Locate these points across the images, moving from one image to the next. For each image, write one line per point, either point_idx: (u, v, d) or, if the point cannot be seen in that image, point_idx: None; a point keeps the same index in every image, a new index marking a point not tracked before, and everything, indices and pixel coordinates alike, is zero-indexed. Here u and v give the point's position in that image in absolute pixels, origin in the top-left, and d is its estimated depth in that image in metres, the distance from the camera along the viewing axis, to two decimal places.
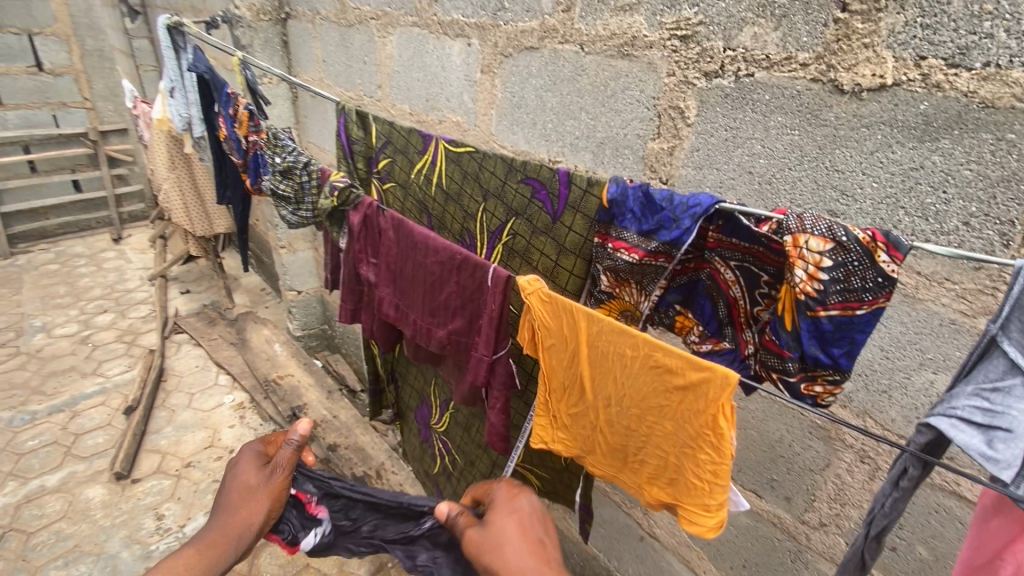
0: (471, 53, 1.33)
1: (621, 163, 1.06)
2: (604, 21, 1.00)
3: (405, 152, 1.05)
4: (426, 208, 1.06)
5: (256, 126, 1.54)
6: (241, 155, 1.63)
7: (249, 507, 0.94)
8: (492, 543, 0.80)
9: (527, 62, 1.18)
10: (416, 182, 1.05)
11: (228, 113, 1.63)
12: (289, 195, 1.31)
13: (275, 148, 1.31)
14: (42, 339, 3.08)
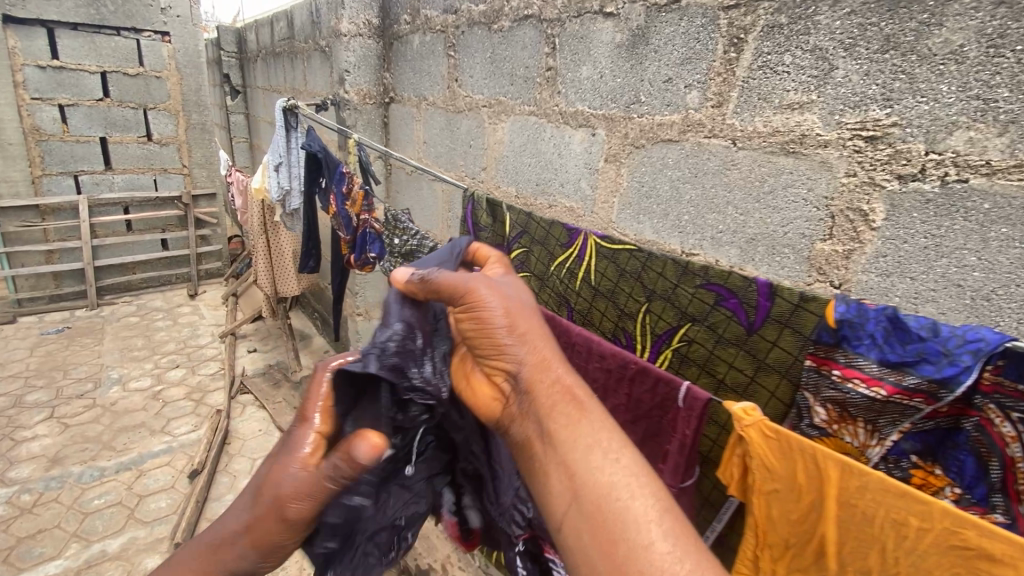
0: (595, 142, 1.32)
1: (776, 263, 0.98)
2: (765, 118, 0.96)
3: (544, 244, 1.02)
4: (565, 301, 1.00)
5: (371, 205, 1.61)
6: (348, 230, 1.69)
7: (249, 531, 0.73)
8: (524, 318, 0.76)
9: (662, 154, 1.15)
10: (554, 276, 1.01)
11: (340, 191, 1.70)
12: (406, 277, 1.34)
13: (396, 231, 1.35)
14: (117, 392, 3.14)
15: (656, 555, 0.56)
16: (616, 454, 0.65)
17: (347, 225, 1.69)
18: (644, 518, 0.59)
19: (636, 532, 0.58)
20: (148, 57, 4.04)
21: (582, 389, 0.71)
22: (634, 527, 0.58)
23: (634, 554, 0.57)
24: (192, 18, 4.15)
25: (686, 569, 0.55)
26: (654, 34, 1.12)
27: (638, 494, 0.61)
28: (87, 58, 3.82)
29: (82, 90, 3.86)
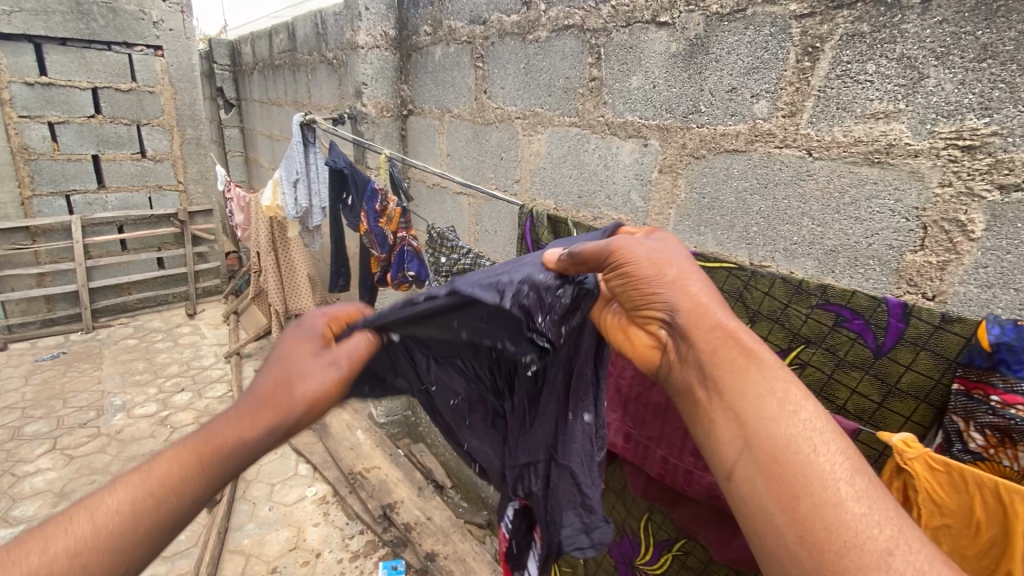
0: (647, 153, 1.29)
1: (860, 274, 0.96)
2: (845, 128, 0.94)
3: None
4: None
5: (409, 219, 1.57)
6: (384, 249, 1.63)
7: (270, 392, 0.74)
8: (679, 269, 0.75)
9: (726, 164, 1.13)
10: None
11: (370, 210, 1.65)
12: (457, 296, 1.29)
13: (445, 249, 1.30)
14: (122, 419, 3.02)
15: (850, 516, 0.54)
16: (797, 410, 0.62)
17: (383, 243, 1.64)
18: (832, 475, 0.57)
19: (824, 490, 0.56)
20: (141, 72, 3.94)
21: (750, 339, 0.67)
22: (820, 484, 0.56)
23: (823, 510, 0.55)
24: (184, 31, 4.05)
25: (886, 535, 0.52)
26: (715, 43, 1.10)
27: (821, 452, 0.58)
28: (78, 75, 3.71)
29: (73, 107, 3.75)
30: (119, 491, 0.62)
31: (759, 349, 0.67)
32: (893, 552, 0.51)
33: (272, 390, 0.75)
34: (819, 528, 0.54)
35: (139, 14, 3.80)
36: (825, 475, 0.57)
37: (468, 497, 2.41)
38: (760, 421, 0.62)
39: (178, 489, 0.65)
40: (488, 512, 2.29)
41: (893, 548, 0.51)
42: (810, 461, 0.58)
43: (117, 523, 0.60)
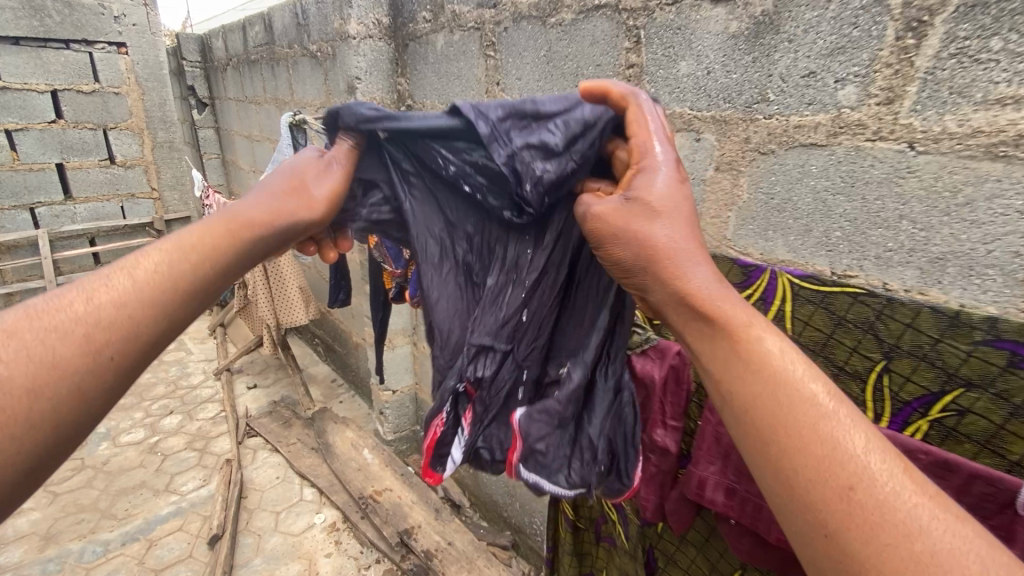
0: (700, 149, 1.14)
1: (976, 286, 0.83)
2: (960, 116, 0.80)
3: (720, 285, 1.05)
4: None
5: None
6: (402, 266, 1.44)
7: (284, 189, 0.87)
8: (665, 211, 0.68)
9: (801, 160, 0.98)
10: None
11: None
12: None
13: None
14: (108, 449, 2.80)
15: (830, 456, 0.52)
16: (762, 342, 0.60)
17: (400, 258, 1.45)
18: (806, 421, 0.54)
19: (786, 429, 0.55)
20: (105, 71, 3.66)
21: (720, 302, 0.63)
22: (790, 432, 0.55)
23: (794, 451, 0.54)
24: (150, 26, 3.76)
25: (860, 465, 0.51)
26: (788, 20, 0.94)
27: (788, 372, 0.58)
28: (35, 77, 3.42)
29: (32, 112, 3.46)
30: (155, 254, 0.72)
31: (725, 302, 0.63)
32: (855, 487, 0.50)
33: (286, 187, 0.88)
34: (795, 472, 0.54)
35: (99, 9, 3.51)
36: (788, 409, 0.56)
37: (488, 515, 2.30)
38: (716, 346, 0.62)
39: (215, 256, 0.76)
40: (511, 532, 2.17)
41: (871, 480, 0.50)
42: (770, 399, 0.57)
43: (158, 277, 0.70)
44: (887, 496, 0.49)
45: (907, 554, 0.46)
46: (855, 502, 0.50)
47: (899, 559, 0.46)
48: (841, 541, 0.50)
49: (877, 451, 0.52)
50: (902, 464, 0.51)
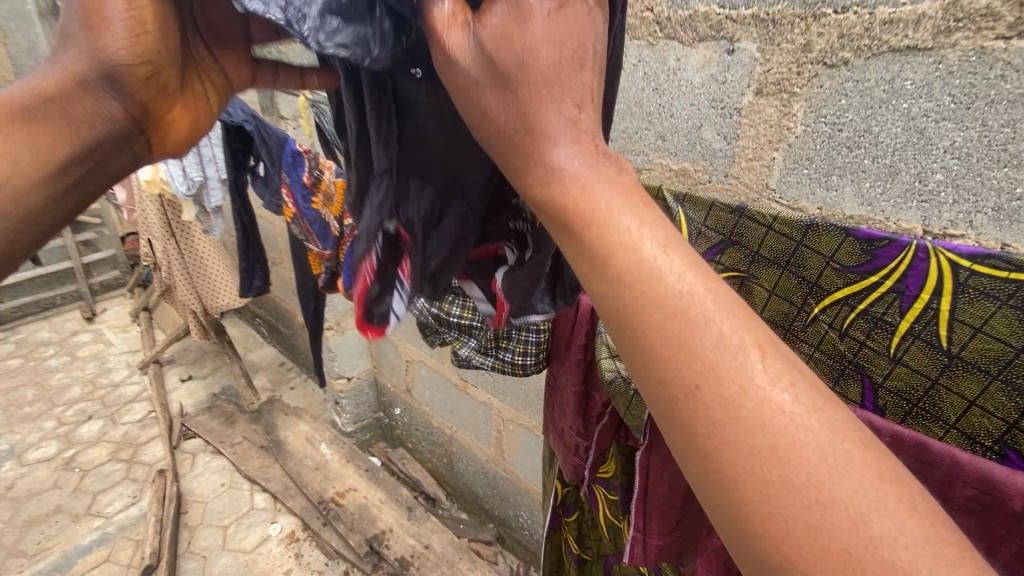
0: (734, 64, 0.81)
1: None
2: None
3: (805, 269, 0.57)
4: (864, 365, 0.56)
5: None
6: (330, 246, 1.08)
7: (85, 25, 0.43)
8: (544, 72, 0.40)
9: (890, 72, 0.69)
10: (825, 322, 0.58)
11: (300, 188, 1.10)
12: (470, 323, 0.77)
13: None
14: (13, 470, 2.39)
15: (747, 399, 0.36)
16: (616, 221, 0.41)
17: (327, 235, 1.08)
18: (679, 338, 0.38)
19: (636, 314, 0.40)
20: None
21: (591, 196, 0.41)
22: (678, 349, 0.38)
23: (642, 347, 0.40)
24: None
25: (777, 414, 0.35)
26: None
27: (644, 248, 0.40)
28: None
29: None
30: None
31: (592, 187, 0.41)
32: (700, 386, 0.37)
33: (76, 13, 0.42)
34: (664, 390, 0.39)
35: None
36: (636, 288, 0.39)
37: (467, 506, 2.06)
38: (552, 224, 0.43)
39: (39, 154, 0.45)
40: (495, 525, 1.95)
41: (718, 378, 0.37)
42: (610, 275, 0.40)
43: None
44: (744, 398, 0.36)
45: (757, 475, 0.34)
46: (698, 405, 0.37)
47: (748, 483, 0.34)
48: (697, 460, 0.37)
49: (731, 340, 0.37)
50: (761, 350, 0.37)
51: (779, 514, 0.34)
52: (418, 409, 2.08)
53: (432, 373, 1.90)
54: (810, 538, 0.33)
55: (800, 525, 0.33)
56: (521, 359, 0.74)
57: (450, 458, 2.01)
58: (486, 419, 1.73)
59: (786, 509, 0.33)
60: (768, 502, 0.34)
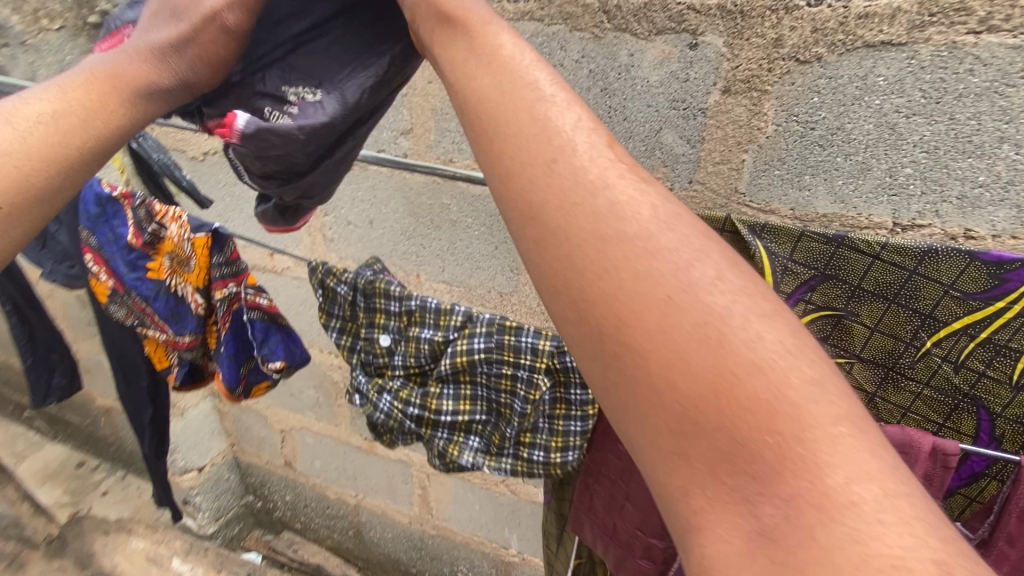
0: (698, 60, 0.73)
1: None
2: None
3: (919, 300, 0.48)
4: (981, 399, 0.49)
5: (229, 247, 0.66)
6: (192, 330, 0.71)
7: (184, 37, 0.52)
8: None
9: (865, 67, 0.67)
10: (936, 357, 0.50)
11: (120, 248, 0.69)
12: (469, 417, 0.57)
13: (383, 321, 0.58)
14: None
15: (608, 196, 0.40)
16: (497, 38, 0.48)
17: (186, 316, 0.71)
18: (549, 133, 0.44)
19: (506, 89, 0.46)
20: None
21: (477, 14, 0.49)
22: (547, 137, 0.43)
23: (507, 132, 0.44)
24: None
25: (645, 212, 0.40)
26: None
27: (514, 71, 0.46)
28: None
29: None
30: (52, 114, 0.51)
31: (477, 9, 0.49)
32: (557, 159, 0.42)
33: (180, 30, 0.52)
34: (525, 183, 0.42)
35: None
36: (509, 73, 0.46)
37: None
38: (449, 27, 0.49)
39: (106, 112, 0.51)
40: None
41: (570, 154, 0.43)
42: (495, 59, 0.47)
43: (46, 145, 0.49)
44: (599, 180, 0.41)
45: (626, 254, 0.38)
46: (553, 174, 0.42)
47: (589, 239, 0.39)
48: (545, 233, 0.41)
49: (584, 136, 0.43)
50: (612, 156, 0.43)
51: (616, 270, 0.38)
52: (305, 483, 1.70)
53: (320, 440, 1.54)
54: (659, 294, 0.36)
55: (641, 281, 0.37)
56: (563, 464, 0.53)
57: (357, 530, 1.69)
58: (404, 477, 1.46)
59: (627, 266, 0.38)
60: (606, 257, 0.38)
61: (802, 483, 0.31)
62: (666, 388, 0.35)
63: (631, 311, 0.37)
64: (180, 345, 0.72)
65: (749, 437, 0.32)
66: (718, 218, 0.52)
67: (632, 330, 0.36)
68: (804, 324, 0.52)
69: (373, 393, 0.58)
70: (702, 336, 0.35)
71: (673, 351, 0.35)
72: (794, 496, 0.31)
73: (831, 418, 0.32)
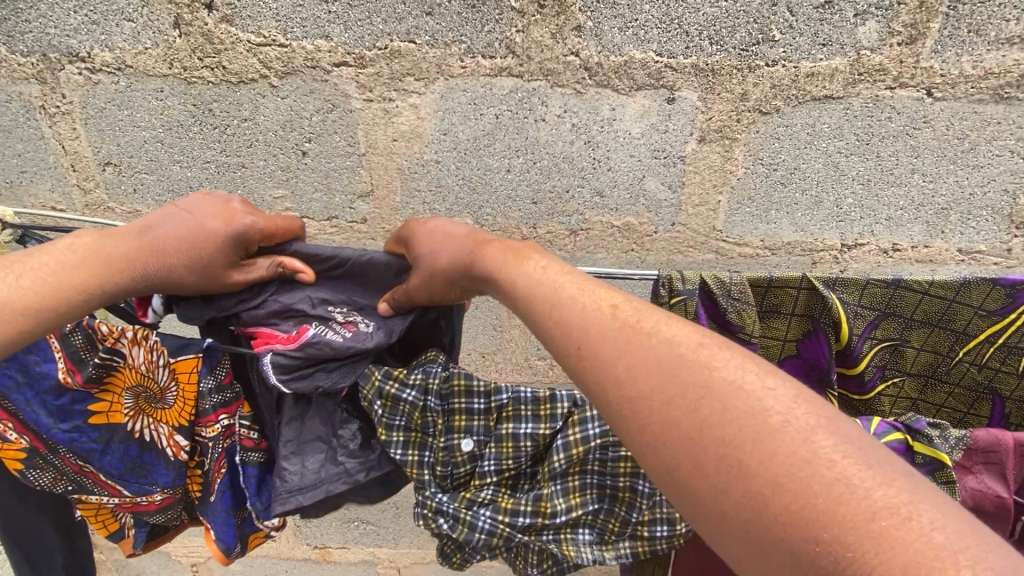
0: (675, 113, 0.78)
1: (972, 228, 0.84)
2: (976, 57, 0.74)
3: (955, 321, 0.58)
4: (993, 387, 0.61)
5: (221, 369, 0.58)
6: (164, 482, 0.62)
7: (180, 238, 0.53)
8: (459, 237, 0.58)
9: (813, 117, 0.78)
10: (966, 363, 0.61)
11: (48, 394, 0.57)
12: (582, 502, 0.58)
13: (472, 428, 0.58)
14: None
15: (618, 338, 0.42)
16: (523, 270, 0.51)
17: (153, 466, 0.61)
18: (562, 307, 0.46)
19: (539, 307, 0.48)
20: None
21: (497, 257, 0.54)
22: (557, 304, 0.47)
23: (547, 321, 0.47)
24: None
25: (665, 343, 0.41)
26: None
27: (538, 273, 0.50)
28: None
29: None
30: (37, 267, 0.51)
31: (499, 256, 0.54)
32: (563, 311, 0.46)
33: (180, 236, 0.53)
34: (559, 341, 0.45)
35: None
36: (542, 294, 0.48)
37: None
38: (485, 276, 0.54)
39: (75, 282, 0.51)
40: None
41: (578, 307, 0.46)
42: (526, 290, 0.49)
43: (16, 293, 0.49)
44: (603, 319, 0.44)
45: (656, 385, 0.39)
46: (569, 324, 0.45)
47: (611, 368, 0.41)
48: (597, 373, 0.42)
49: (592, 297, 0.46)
50: (623, 308, 0.45)
51: (657, 408, 0.39)
52: None
53: (250, 563, 1.26)
54: (676, 429, 0.38)
55: (667, 421, 0.38)
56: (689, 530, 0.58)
57: None
58: None
59: (647, 412, 0.39)
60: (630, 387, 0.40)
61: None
62: (718, 523, 0.35)
63: (663, 421, 0.38)
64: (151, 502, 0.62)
65: (781, 538, 0.32)
66: (794, 274, 0.58)
67: (673, 469, 0.37)
68: (867, 358, 0.61)
69: (466, 510, 0.56)
70: (718, 447, 0.36)
71: (714, 485, 0.35)
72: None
73: (873, 510, 0.30)
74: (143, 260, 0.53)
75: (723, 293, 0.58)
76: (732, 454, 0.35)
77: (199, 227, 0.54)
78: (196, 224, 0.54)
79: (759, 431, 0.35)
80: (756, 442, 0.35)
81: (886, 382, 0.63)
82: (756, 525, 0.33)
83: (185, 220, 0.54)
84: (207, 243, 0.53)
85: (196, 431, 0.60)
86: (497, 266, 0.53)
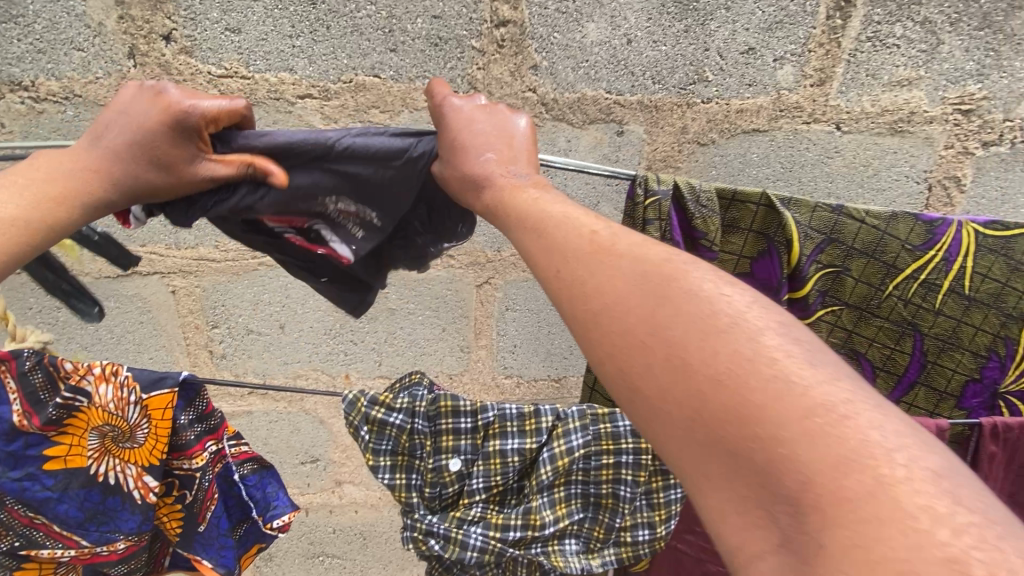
0: (624, 144, 0.85)
1: None
2: (873, 97, 0.86)
3: (887, 252, 0.64)
4: (916, 325, 0.68)
5: (200, 401, 0.59)
6: (129, 529, 0.59)
7: (138, 142, 0.50)
8: (479, 142, 0.53)
9: (743, 148, 0.87)
10: (895, 296, 0.67)
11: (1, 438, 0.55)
12: (568, 515, 0.63)
13: (460, 442, 0.61)
14: None
15: (581, 254, 0.44)
16: (524, 196, 0.50)
17: (117, 512, 0.59)
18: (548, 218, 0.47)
19: (531, 224, 0.48)
20: None
21: (499, 184, 0.51)
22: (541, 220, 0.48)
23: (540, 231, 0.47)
24: None
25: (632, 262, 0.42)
26: None
27: (535, 201, 0.49)
28: None
29: None
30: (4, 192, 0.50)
31: (499, 183, 0.51)
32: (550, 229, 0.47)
33: (133, 138, 0.50)
34: (535, 252, 0.46)
35: None
36: (539, 214, 0.48)
37: None
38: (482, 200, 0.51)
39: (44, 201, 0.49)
40: None
41: (555, 228, 0.47)
42: (522, 213, 0.48)
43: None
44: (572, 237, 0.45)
45: (618, 291, 0.41)
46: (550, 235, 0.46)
47: (577, 282, 0.43)
48: (568, 285, 0.44)
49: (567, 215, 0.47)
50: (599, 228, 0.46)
51: (620, 318, 0.40)
52: None
53: None
54: (634, 339, 0.39)
55: (626, 331, 0.39)
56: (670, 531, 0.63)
57: None
58: None
59: (608, 323, 0.40)
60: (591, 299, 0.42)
61: (799, 481, 0.31)
62: (667, 416, 0.37)
63: (620, 328, 0.40)
64: (111, 553, 0.59)
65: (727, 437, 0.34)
66: (755, 190, 0.61)
67: (631, 375, 0.39)
68: (813, 282, 0.64)
69: (457, 528, 0.59)
70: (667, 342, 0.38)
71: (663, 384, 0.37)
72: (802, 498, 0.31)
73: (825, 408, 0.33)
74: (104, 167, 0.50)
75: (691, 199, 0.60)
76: (678, 352, 0.37)
77: (148, 127, 0.50)
78: (142, 123, 0.50)
79: (711, 331, 0.37)
80: (703, 339, 0.37)
81: (827, 309, 0.67)
82: (699, 423, 0.35)
83: (129, 124, 0.50)
84: (158, 139, 0.49)
85: (170, 467, 0.59)
86: (497, 195, 0.51)
